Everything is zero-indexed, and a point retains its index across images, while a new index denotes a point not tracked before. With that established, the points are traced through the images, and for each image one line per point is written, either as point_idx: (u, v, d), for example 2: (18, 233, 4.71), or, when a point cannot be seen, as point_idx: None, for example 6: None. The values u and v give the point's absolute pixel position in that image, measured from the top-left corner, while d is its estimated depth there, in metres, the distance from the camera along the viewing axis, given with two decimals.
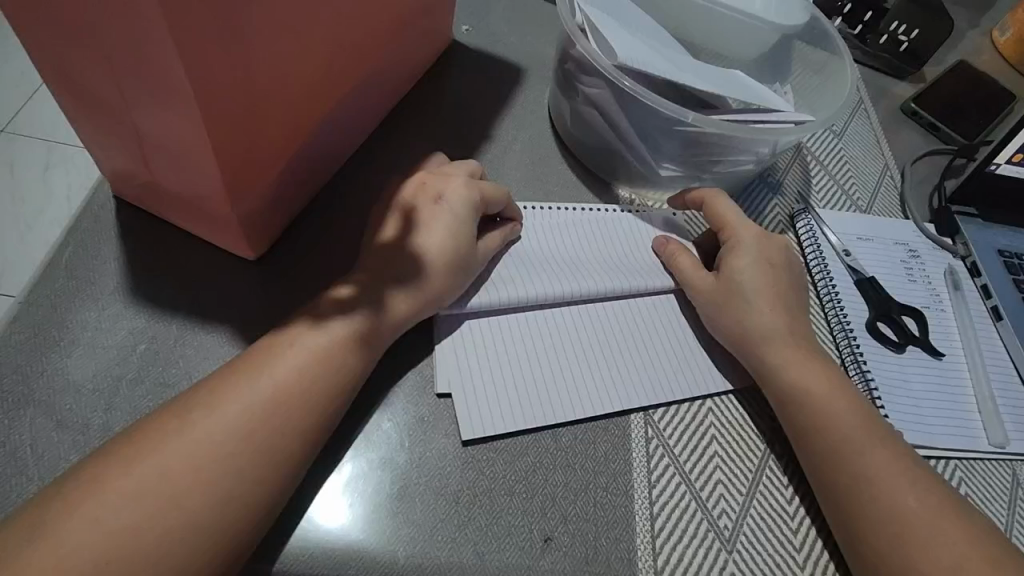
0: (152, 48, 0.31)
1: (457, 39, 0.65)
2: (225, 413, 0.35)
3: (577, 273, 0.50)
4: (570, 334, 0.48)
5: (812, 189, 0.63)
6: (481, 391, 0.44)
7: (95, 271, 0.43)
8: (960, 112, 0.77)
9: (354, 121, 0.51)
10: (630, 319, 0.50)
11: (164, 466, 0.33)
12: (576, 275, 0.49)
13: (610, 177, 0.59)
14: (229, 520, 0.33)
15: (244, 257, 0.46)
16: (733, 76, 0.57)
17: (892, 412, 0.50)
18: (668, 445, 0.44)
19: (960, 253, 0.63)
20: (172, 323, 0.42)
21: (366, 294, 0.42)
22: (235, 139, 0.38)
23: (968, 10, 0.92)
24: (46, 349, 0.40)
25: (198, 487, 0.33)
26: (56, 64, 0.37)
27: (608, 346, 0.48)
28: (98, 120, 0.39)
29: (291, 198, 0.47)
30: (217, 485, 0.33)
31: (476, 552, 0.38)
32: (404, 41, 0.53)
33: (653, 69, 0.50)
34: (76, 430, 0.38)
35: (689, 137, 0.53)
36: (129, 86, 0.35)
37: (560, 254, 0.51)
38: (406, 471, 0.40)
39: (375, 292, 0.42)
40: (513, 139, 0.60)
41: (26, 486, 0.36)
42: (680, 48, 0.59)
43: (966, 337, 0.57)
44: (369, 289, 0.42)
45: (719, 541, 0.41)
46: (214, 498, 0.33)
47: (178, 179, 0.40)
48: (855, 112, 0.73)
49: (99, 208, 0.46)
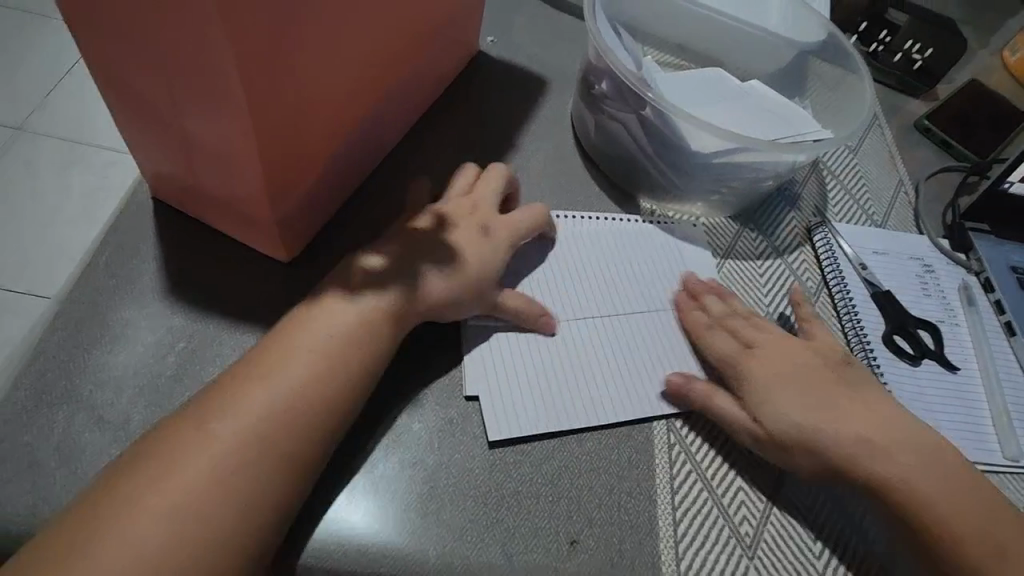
0: (210, 56, 0.32)
1: (482, 51, 0.66)
2: (255, 408, 0.36)
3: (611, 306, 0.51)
4: (581, 333, 0.49)
5: (828, 203, 0.64)
6: (498, 373, 0.45)
7: (135, 270, 0.44)
8: (972, 130, 0.78)
9: (384, 127, 0.52)
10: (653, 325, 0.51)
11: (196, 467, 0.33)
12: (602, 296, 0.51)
13: (632, 188, 0.60)
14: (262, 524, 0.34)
15: (275, 258, 0.47)
16: (760, 107, 0.60)
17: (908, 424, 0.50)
18: (689, 452, 0.45)
19: (974, 269, 0.64)
20: (210, 324, 0.43)
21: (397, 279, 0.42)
22: (279, 145, 0.39)
23: (978, 31, 0.93)
24: (87, 347, 0.41)
25: (219, 482, 0.33)
26: (108, 68, 0.38)
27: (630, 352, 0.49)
28: (144, 121, 0.41)
29: (323, 202, 0.48)
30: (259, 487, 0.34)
31: (504, 552, 0.39)
32: (435, 50, 0.54)
33: (674, 118, 0.52)
34: (117, 425, 0.39)
35: (715, 167, 0.55)
36: (180, 92, 0.36)
37: (585, 289, 0.51)
38: (435, 471, 0.41)
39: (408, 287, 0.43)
40: (536, 149, 0.61)
41: (68, 479, 0.36)
42: (719, 78, 0.62)
43: (981, 353, 0.57)
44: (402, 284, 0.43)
45: (740, 547, 0.42)
46: (242, 493, 0.34)
47: (219, 181, 0.42)
48: (869, 128, 0.74)
49: (137, 209, 0.47)
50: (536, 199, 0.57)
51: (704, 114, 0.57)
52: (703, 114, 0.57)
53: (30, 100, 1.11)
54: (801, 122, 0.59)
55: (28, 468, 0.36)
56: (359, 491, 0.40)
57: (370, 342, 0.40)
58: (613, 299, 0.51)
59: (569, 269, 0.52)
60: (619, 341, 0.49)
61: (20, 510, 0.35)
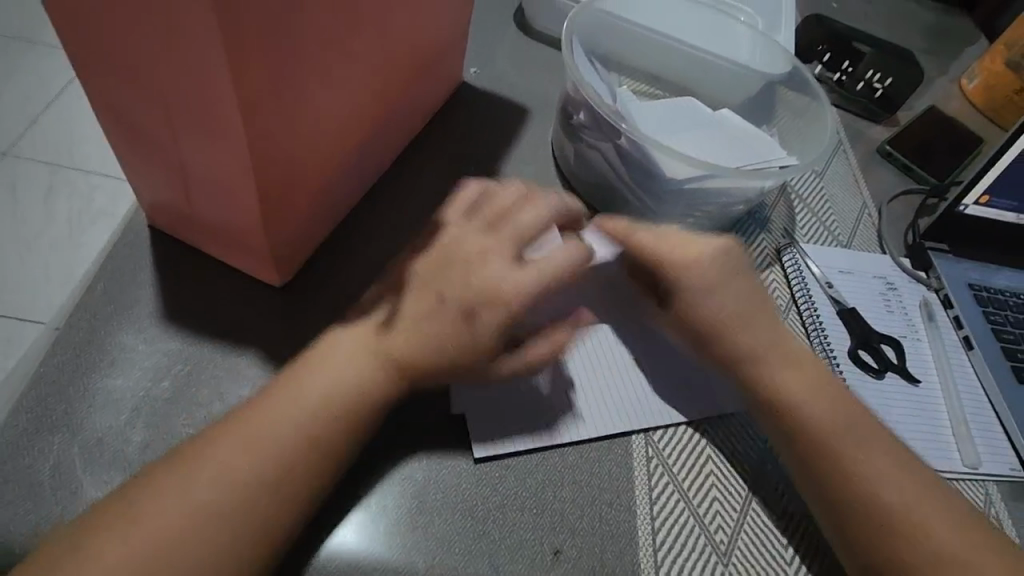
0: (213, 94, 0.35)
1: (466, 81, 0.69)
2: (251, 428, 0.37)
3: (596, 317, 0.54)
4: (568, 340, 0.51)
5: (796, 225, 0.68)
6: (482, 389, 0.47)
7: (132, 296, 0.46)
8: (932, 154, 0.82)
9: (373, 156, 0.55)
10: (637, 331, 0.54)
11: None
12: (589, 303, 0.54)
13: (611, 212, 0.63)
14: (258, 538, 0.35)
15: (269, 283, 0.48)
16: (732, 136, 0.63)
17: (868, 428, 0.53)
18: (667, 464, 0.48)
19: (934, 286, 0.67)
20: (206, 347, 0.45)
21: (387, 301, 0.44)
22: (275, 176, 0.41)
23: (936, 59, 0.98)
24: (86, 371, 0.42)
25: None
26: (113, 105, 0.40)
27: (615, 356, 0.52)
28: (145, 154, 0.43)
29: (314, 229, 0.50)
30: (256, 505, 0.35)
31: (490, 563, 0.41)
32: (421, 84, 0.57)
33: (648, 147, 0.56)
34: (115, 447, 0.40)
35: (689, 193, 0.58)
36: (183, 127, 0.39)
37: None
38: (425, 486, 0.43)
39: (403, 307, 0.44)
40: (519, 175, 0.63)
41: (68, 500, 0.38)
42: (694, 107, 0.65)
43: (941, 366, 0.61)
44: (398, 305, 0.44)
45: (716, 554, 0.44)
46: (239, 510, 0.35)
47: (216, 210, 0.44)
48: (834, 153, 0.78)
49: (134, 236, 0.49)
50: None
51: (678, 143, 0.60)
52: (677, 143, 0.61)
53: (16, 125, 1.12)
54: (765, 148, 0.62)
55: (29, 489, 0.38)
56: (351, 507, 0.41)
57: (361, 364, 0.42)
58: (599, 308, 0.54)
59: None
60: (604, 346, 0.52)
61: (22, 531, 0.36)
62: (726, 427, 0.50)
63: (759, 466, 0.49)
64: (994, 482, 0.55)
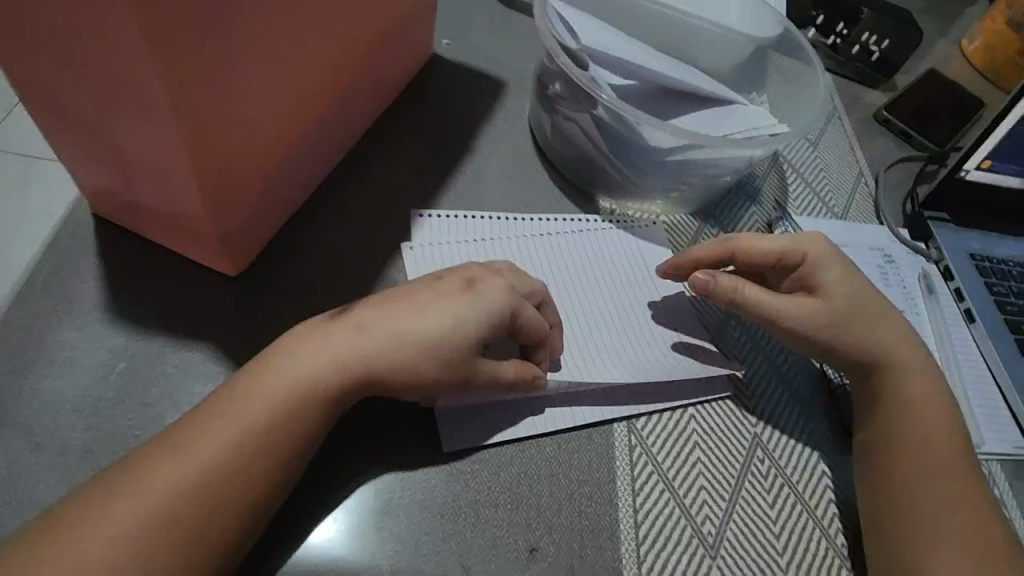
0: (132, 68, 0.32)
1: (437, 53, 0.66)
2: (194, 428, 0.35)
3: (573, 296, 0.51)
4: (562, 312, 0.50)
5: (788, 197, 0.64)
6: None
7: (75, 290, 0.43)
8: (932, 119, 0.78)
9: (334, 135, 0.51)
10: (615, 304, 0.51)
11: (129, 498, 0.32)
12: (570, 278, 0.52)
13: (592, 188, 0.59)
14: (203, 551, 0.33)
15: (223, 272, 0.46)
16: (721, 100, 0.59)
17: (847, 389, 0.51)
18: (651, 452, 0.45)
19: (933, 258, 0.64)
20: (154, 342, 0.42)
21: None
22: (216, 157, 0.38)
23: (936, 21, 0.94)
24: (23, 371, 0.40)
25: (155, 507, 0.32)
26: (32, 81, 0.37)
27: (598, 327, 0.49)
28: (76, 137, 0.39)
29: (271, 213, 0.47)
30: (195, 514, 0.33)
31: (461, 564, 0.38)
32: (385, 56, 0.54)
33: (627, 114, 0.52)
34: (54, 451, 0.37)
35: (678, 165, 0.54)
36: (109, 106, 0.35)
37: (549, 273, 0.52)
38: (393, 485, 0.40)
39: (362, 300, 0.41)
40: (494, 151, 0.60)
41: (3, 510, 0.35)
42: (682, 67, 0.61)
43: (942, 342, 0.58)
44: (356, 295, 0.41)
45: (703, 547, 0.42)
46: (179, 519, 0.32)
47: (157, 196, 0.40)
48: (829, 120, 0.74)
49: (78, 226, 0.46)
50: (495, 202, 0.57)
51: (663, 112, 0.57)
52: (660, 113, 0.57)
53: None
54: None
55: None
56: (308, 507, 0.39)
57: None
58: (578, 282, 0.52)
59: (532, 259, 0.52)
60: (583, 319, 0.50)
61: None
62: (713, 413, 0.48)
63: (749, 451, 0.47)
64: (997, 461, 0.52)
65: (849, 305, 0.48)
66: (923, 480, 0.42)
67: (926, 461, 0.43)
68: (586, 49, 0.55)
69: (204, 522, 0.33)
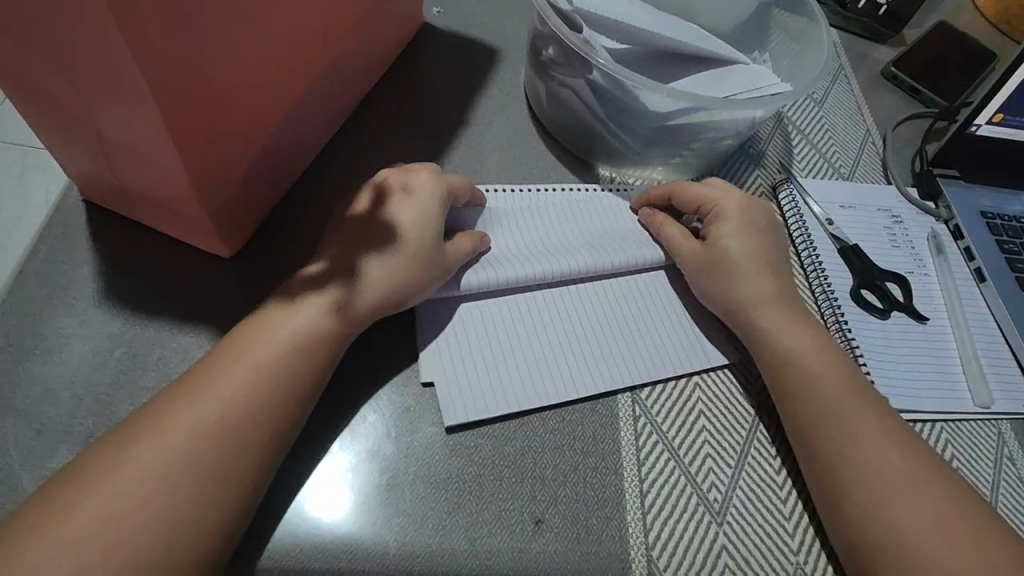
0: (106, 48, 0.30)
1: (428, 23, 0.64)
2: (187, 411, 0.34)
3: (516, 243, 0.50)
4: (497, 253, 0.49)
5: (792, 158, 0.63)
6: (459, 360, 0.44)
7: (69, 277, 0.43)
8: (941, 73, 0.76)
9: (323, 109, 0.50)
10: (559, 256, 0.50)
11: (126, 482, 0.32)
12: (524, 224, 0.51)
13: (589, 156, 0.58)
14: (199, 528, 0.33)
15: (216, 253, 0.45)
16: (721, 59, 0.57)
17: (870, 362, 0.51)
18: (656, 423, 0.45)
19: (943, 217, 0.63)
20: (150, 326, 0.42)
21: (339, 268, 0.41)
22: (199, 138, 0.37)
23: None
24: (21, 359, 0.40)
25: (153, 483, 0.32)
26: (6, 65, 0.35)
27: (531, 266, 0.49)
28: (57, 122, 0.38)
29: (262, 192, 0.46)
30: (189, 492, 0.33)
31: (465, 538, 0.38)
32: (373, 26, 0.52)
33: (621, 76, 0.50)
34: (56, 437, 0.37)
35: (672, 128, 0.53)
36: (87, 87, 0.34)
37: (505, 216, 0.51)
38: (395, 462, 0.40)
39: (350, 264, 0.41)
40: (491, 122, 0.59)
41: (9, 496, 0.36)
42: (680, 23, 0.59)
43: (950, 302, 0.57)
44: (343, 263, 0.41)
45: (709, 514, 0.42)
46: (175, 500, 0.32)
47: (143, 178, 0.40)
48: (835, 78, 0.72)
49: (68, 213, 0.45)
50: (491, 174, 0.55)
51: (660, 74, 0.56)
52: (655, 75, 0.55)
53: None
54: None
55: None
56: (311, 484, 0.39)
57: (320, 338, 0.39)
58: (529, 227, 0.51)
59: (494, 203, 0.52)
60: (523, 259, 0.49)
61: None
62: (718, 382, 0.47)
63: (755, 416, 0.46)
64: (1007, 421, 0.52)
65: (742, 260, 0.48)
66: (898, 468, 0.40)
67: (895, 445, 0.41)
68: (579, 10, 0.53)
69: (201, 503, 0.33)
